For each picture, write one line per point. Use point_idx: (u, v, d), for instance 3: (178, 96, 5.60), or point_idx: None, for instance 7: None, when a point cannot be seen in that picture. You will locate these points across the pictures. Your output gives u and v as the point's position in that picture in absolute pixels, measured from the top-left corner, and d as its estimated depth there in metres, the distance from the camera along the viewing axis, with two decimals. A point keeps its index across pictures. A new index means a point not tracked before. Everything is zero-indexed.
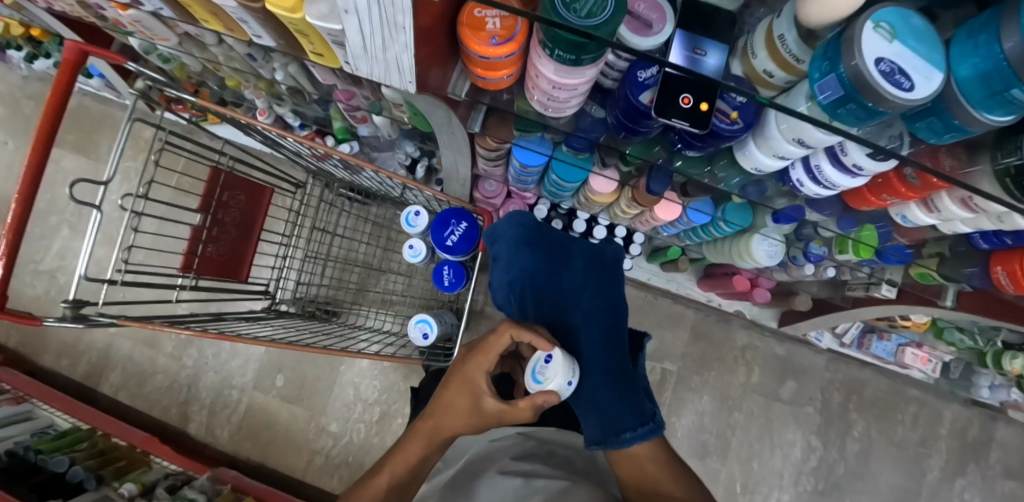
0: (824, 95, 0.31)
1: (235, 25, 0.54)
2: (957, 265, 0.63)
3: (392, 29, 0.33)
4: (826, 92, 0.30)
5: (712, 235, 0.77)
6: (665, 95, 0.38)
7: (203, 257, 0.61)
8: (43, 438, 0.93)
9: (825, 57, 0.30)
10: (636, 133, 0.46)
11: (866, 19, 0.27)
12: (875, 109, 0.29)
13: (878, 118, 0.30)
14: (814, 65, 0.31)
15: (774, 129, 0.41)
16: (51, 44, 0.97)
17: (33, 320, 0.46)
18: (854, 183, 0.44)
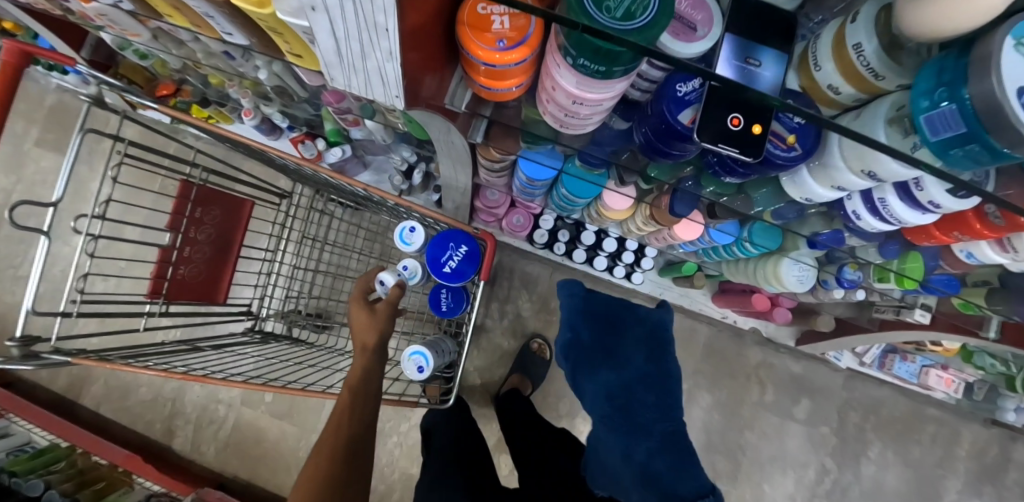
0: (937, 130, 0.24)
1: (203, 21, 0.47)
2: (1011, 301, 0.56)
3: (372, 32, 0.27)
4: (943, 127, 0.24)
5: (735, 255, 0.71)
6: (710, 111, 0.31)
7: (174, 280, 0.55)
8: (18, 457, 0.88)
9: (938, 82, 0.24)
10: (666, 156, 0.39)
11: (1006, 32, 0.20)
12: (1007, 153, 0.22)
13: (1007, 162, 0.23)
14: (923, 91, 0.24)
15: (836, 157, 0.34)
16: (19, 34, 0.90)
17: None
18: (924, 219, 0.37)
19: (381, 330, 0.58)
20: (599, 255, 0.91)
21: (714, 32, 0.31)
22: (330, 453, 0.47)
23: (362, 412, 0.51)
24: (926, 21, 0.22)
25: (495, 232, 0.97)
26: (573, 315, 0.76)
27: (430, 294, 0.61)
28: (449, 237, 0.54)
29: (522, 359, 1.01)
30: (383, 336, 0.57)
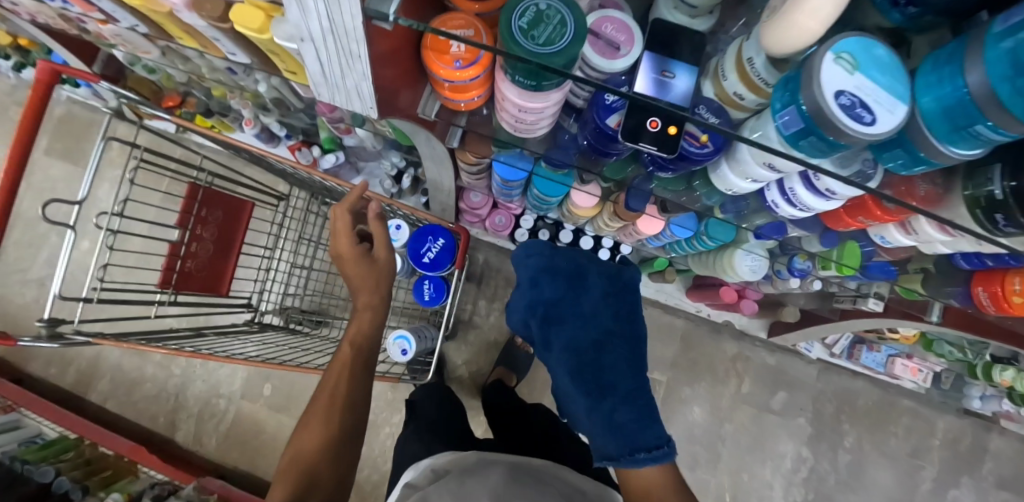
0: (788, 127, 0.31)
1: (210, 43, 0.54)
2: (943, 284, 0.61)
3: (348, 56, 0.34)
4: (788, 124, 0.30)
5: (696, 248, 0.77)
6: (632, 118, 0.39)
7: (181, 272, 0.61)
8: (29, 447, 0.93)
9: (785, 89, 0.30)
10: (608, 155, 0.46)
11: (827, 49, 0.26)
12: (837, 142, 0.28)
13: (839, 150, 0.29)
14: (777, 96, 0.31)
15: (745, 153, 0.40)
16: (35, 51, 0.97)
17: (8, 340, 0.49)
18: (829, 205, 0.43)
19: (377, 281, 0.60)
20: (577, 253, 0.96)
21: (635, 50, 0.37)
22: (323, 414, 0.50)
23: (357, 373, 0.54)
24: (777, 37, 0.28)
25: (479, 232, 1.03)
26: (540, 272, 0.69)
27: (414, 285, 0.68)
28: (429, 231, 0.61)
29: (507, 353, 1.06)
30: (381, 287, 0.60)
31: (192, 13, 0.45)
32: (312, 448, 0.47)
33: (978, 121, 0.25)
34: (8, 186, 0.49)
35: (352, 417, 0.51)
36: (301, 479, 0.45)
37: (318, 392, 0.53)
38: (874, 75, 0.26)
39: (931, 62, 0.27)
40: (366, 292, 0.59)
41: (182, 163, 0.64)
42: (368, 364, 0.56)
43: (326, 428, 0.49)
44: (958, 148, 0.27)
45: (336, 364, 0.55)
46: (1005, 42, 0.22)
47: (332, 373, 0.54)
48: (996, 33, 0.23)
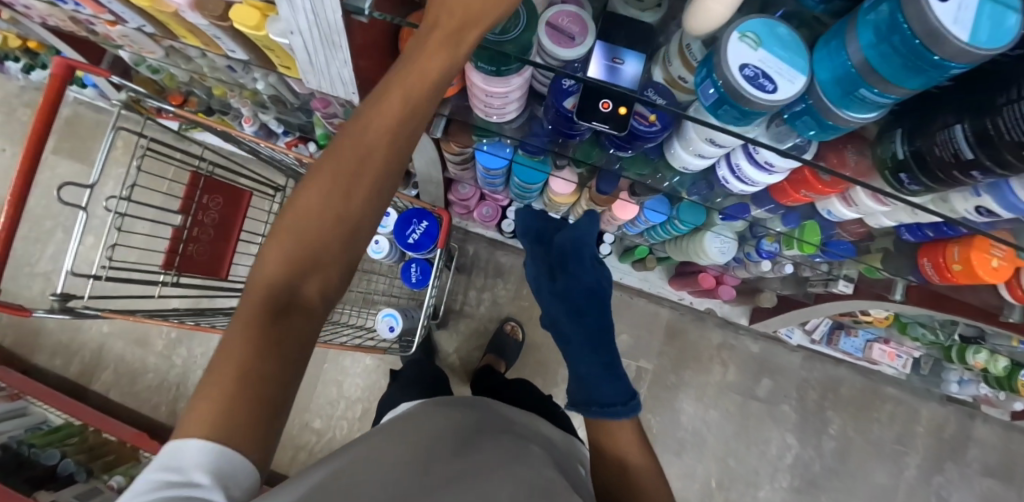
0: (707, 100, 0.37)
1: (211, 41, 0.59)
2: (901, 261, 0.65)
3: (331, 47, 0.38)
4: (707, 95, 0.36)
5: (671, 233, 0.81)
6: (586, 100, 0.44)
7: (184, 255, 0.66)
8: (36, 433, 0.97)
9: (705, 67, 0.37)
10: (571, 136, 0.51)
11: (732, 30, 0.33)
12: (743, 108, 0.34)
13: (748, 117, 0.36)
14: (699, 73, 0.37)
15: (691, 132, 0.45)
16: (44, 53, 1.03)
17: (23, 311, 0.55)
18: (772, 178, 0.48)
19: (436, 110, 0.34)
20: None
21: (586, 40, 0.40)
22: (332, 189, 0.30)
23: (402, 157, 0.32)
24: (697, 24, 0.34)
25: (468, 223, 1.07)
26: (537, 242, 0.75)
27: (402, 267, 0.72)
28: (414, 215, 0.65)
29: (497, 341, 1.10)
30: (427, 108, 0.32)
31: (196, 13, 0.50)
32: (343, 223, 0.31)
33: (860, 85, 0.31)
34: (26, 171, 0.56)
35: (361, 243, 0.33)
36: (303, 244, 0.30)
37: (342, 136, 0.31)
38: (775, 51, 0.33)
39: (821, 42, 0.33)
40: (325, 162, 0.31)
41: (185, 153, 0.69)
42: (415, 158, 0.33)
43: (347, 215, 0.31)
44: (851, 112, 0.34)
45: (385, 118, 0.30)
46: (872, 14, 0.28)
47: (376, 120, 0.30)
48: (866, 10, 0.29)
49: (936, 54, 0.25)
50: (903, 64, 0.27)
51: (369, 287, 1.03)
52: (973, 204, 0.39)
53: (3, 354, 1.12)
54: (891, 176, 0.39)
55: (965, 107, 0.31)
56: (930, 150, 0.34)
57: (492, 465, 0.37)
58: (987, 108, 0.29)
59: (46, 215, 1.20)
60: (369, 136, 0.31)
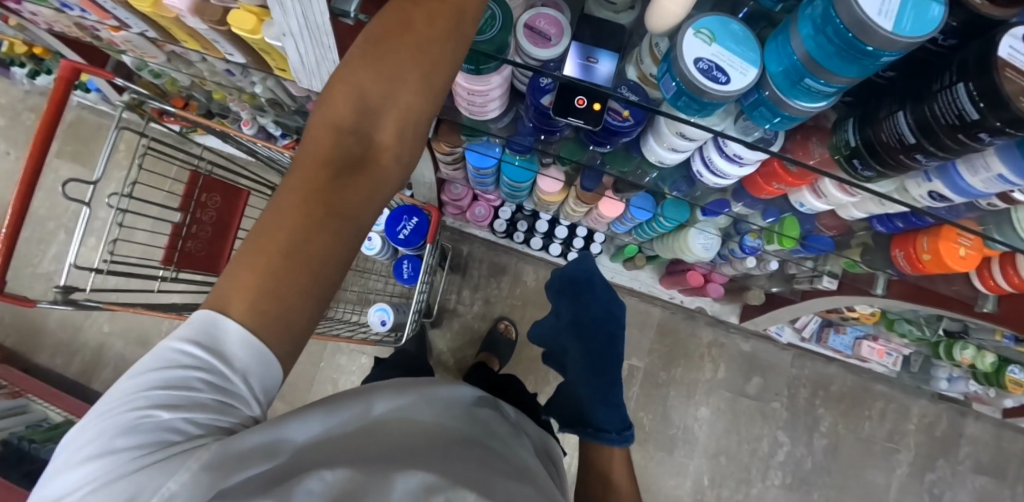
0: (667, 92, 0.39)
1: (210, 45, 0.61)
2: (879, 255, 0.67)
3: (321, 48, 0.40)
4: (667, 88, 0.39)
5: (657, 230, 0.84)
6: (562, 97, 0.46)
7: (183, 251, 0.68)
8: (36, 429, 0.99)
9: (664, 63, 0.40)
10: (552, 133, 0.53)
11: (688, 26, 0.36)
12: (702, 99, 0.37)
13: (705, 108, 0.38)
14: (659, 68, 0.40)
15: (663, 127, 0.48)
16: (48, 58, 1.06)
17: (29, 302, 0.58)
18: (743, 171, 0.51)
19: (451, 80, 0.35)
20: (553, 242, 1.03)
21: (561, 41, 0.43)
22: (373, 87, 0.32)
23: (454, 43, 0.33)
24: (655, 22, 0.37)
25: (462, 223, 1.09)
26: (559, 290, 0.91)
27: (394, 264, 0.74)
28: (404, 212, 0.67)
29: (491, 339, 1.12)
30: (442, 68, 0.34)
31: (195, 18, 0.53)
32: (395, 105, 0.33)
33: (806, 76, 0.35)
34: (31, 170, 0.58)
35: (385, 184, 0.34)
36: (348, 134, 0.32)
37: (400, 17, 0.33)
38: (727, 46, 0.36)
39: (769, 40, 0.37)
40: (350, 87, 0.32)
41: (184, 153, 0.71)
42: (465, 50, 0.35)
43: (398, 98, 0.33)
44: (802, 102, 0.37)
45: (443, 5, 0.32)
46: (810, 9, 0.33)
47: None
48: (805, 10, 0.33)
49: (868, 45, 0.29)
50: (837, 51, 0.31)
51: (366, 287, 1.05)
52: (926, 189, 0.43)
53: (6, 353, 1.14)
54: (845, 163, 0.43)
55: (905, 97, 0.36)
56: (878, 136, 0.38)
57: (483, 458, 0.36)
58: (924, 96, 0.34)
59: (49, 217, 1.22)
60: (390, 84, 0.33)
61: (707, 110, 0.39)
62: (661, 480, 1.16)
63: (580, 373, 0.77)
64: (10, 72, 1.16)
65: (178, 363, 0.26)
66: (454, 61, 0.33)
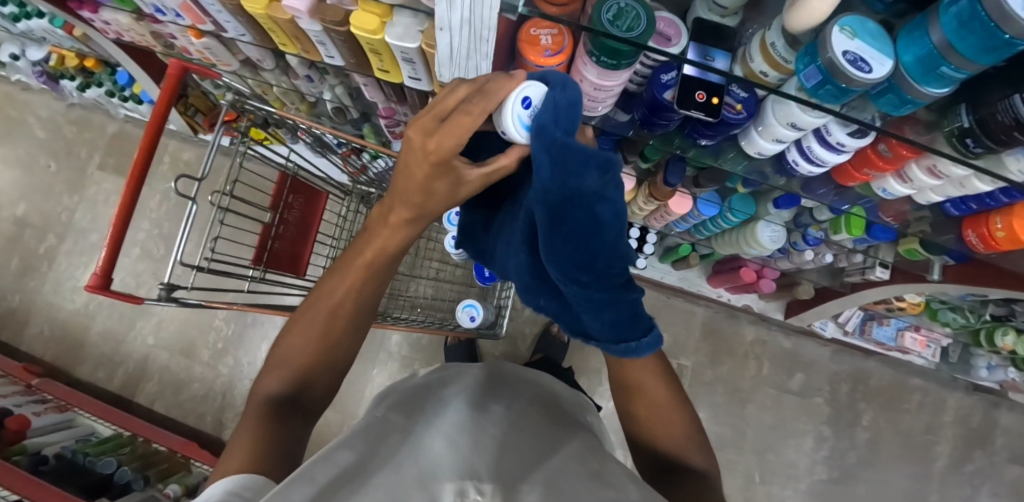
0: (809, 82, 0.44)
1: (312, 47, 0.63)
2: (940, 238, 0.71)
3: (476, 41, 0.42)
4: (810, 78, 0.44)
5: (721, 227, 0.87)
6: (683, 90, 0.49)
7: (271, 251, 0.69)
8: (87, 442, 0.97)
9: (805, 56, 0.44)
10: (657, 126, 0.57)
11: (834, 25, 0.40)
12: (848, 87, 0.42)
13: (845, 93, 0.43)
14: (801, 60, 0.44)
15: (772, 118, 0.53)
16: (99, 70, 1.07)
17: (136, 299, 0.57)
18: (840, 158, 0.56)
19: (360, 305, 0.49)
20: None
21: (680, 41, 0.48)
22: (281, 356, 0.47)
23: (367, 297, 0.49)
24: (795, 22, 0.42)
25: None
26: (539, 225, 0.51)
27: (475, 263, 0.77)
28: None
29: (541, 340, 1.12)
30: (338, 307, 0.47)
31: (312, 19, 0.55)
32: (304, 343, 0.47)
33: (941, 63, 0.39)
34: (139, 169, 0.57)
35: (314, 388, 0.47)
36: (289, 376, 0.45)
37: (314, 299, 0.48)
38: (866, 41, 0.41)
39: (902, 36, 0.42)
40: (278, 358, 0.47)
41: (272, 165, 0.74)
42: (369, 304, 0.50)
43: (320, 313, 0.47)
44: (932, 88, 0.41)
45: (345, 285, 0.47)
46: (952, 6, 0.36)
47: (338, 285, 0.47)
48: (945, 5, 0.37)
49: (1006, 34, 0.32)
50: (978, 42, 0.35)
51: (416, 293, 1.04)
52: None
53: (47, 367, 1.14)
54: (958, 142, 0.47)
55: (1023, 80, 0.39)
56: (992, 116, 0.42)
57: (501, 450, 0.32)
58: None
59: (91, 230, 1.23)
60: (296, 346, 0.47)
61: (845, 96, 0.43)
62: None
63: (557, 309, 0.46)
64: (59, 86, 1.18)
65: (229, 493, 0.30)
66: (348, 292, 0.48)
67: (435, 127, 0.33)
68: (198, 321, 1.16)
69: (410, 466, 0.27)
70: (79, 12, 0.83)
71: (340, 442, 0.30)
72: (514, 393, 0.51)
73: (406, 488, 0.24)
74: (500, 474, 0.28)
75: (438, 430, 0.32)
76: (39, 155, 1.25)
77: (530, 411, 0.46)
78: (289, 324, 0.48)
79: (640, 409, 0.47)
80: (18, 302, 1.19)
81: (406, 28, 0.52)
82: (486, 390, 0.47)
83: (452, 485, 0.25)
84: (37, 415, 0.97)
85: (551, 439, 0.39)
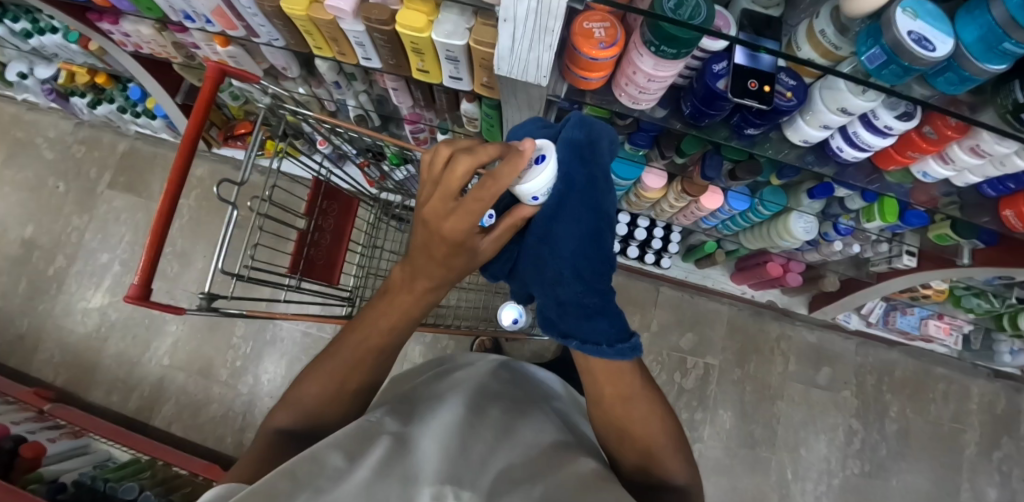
0: (872, 63, 0.45)
1: (348, 49, 0.63)
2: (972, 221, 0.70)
3: (541, 32, 0.42)
4: (873, 60, 0.44)
5: (751, 221, 0.87)
6: (737, 79, 0.49)
7: (307, 259, 0.67)
8: (105, 468, 0.93)
9: (866, 39, 0.45)
10: (705, 117, 0.57)
11: (895, 7, 0.42)
12: (911, 66, 0.43)
13: (908, 72, 0.44)
14: (862, 42, 0.45)
15: (820, 104, 0.53)
16: (111, 86, 1.06)
17: (179, 309, 0.55)
18: (885, 142, 0.56)
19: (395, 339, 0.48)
20: (631, 245, 1.02)
21: (731, 32, 0.48)
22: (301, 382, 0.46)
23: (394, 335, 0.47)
24: (852, 8, 0.44)
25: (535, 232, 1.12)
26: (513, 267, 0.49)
27: None
28: None
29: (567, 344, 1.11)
30: (377, 340, 0.46)
31: (355, 19, 0.55)
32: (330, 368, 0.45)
33: (1003, 39, 0.39)
34: (177, 173, 0.55)
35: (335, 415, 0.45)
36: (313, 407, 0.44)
37: (330, 352, 0.47)
38: (928, 21, 0.42)
39: (959, 18, 0.43)
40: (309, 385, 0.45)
41: (282, 207, 0.68)
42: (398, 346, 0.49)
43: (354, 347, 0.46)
44: (993, 65, 0.41)
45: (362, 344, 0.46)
46: None
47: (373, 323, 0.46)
48: None
49: None
50: None
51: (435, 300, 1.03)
52: None
53: (58, 393, 1.10)
54: (1012, 118, 0.46)
55: None
56: None
57: (482, 460, 0.33)
58: None
59: (102, 249, 1.20)
60: (323, 373, 0.45)
61: (908, 75, 0.44)
62: (741, 477, 1.15)
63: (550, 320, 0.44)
64: (68, 104, 1.16)
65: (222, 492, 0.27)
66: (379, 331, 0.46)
67: (447, 210, 0.35)
68: (216, 339, 1.13)
69: (398, 465, 0.29)
70: (97, 25, 0.82)
71: (330, 441, 0.31)
72: (513, 396, 0.53)
73: (389, 486, 0.25)
74: (484, 482, 0.29)
75: (429, 436, 0.35)
76: (48, 177, 1.23)
77: (531, 420, 0.47)
78: (307, 369, 0.47)
79: (619, 421, 0.45)
80: (27, 327, 1.15)
81: (454, 25, 0.52)
82: (482, 392, 0.49)
83: (430, 489, 0.26)
84: (51, 442, 0.93)
85: (548, 448, 0.40)
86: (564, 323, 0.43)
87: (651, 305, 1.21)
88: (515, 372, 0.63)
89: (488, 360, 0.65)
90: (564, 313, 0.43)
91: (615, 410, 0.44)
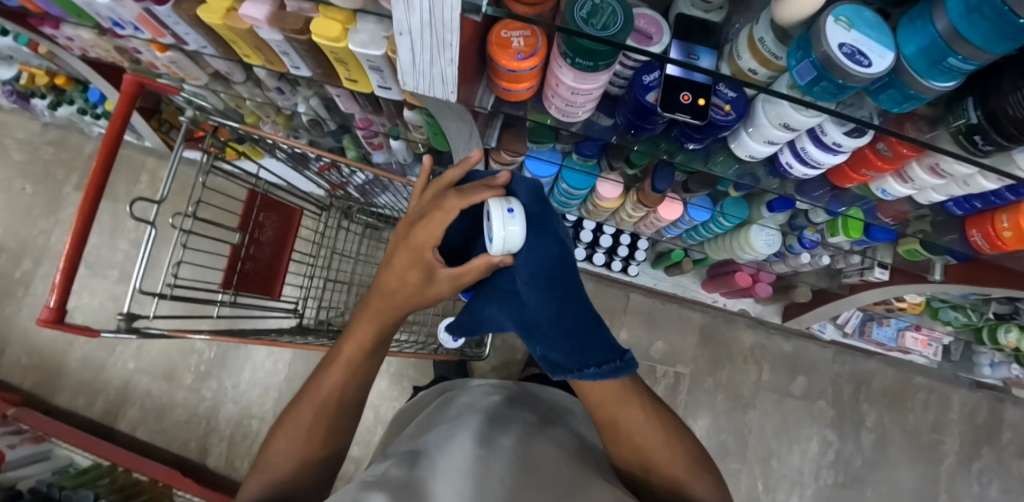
0: (803, 78, 0.41)
1: (275, 57, 0.60)
2: (940, 236, 0.66)
3: (440, 46, 0.39)
4: (805, 74, 0.41)
5: (714, 232, 0.84)
6: (667, 92, 0.46)
7: (241, 273, 0.65)
8: (64, 474, 0.93)
9: (799, 48, 0.41)
10: (643, 130, 0.54)
11: (828, 15, 0.38)
12: (845, 83, 0.39)
13: (845, 89, 0.40)
14: (793, 54, 0.41)
15: (762, 118, 0.50)
16: (70, 88, 1.04)
17: (91, 332, 0.54)
18: (835, 160, 0.53)
19: (365, 374, 0.48)
20: (597, 252, 1.00)
21: (661, 39, 0.44)
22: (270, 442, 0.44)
23: (362, 369, 0.47)
24: (784, 14, 0.40)
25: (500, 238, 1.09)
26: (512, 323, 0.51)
27: None
28: None
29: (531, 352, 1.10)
30: (350, 375, 0.46)
31: (272, 28, 0.52)
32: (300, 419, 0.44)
33: (947, 54, 0.35)
34: (92, 191, 0.53)
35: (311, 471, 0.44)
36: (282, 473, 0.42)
37: (298, 402, 0.46)
38: (864, 32, 0.38)
39: (901, 27, 0.39)
40: (280, 439, 0.44)
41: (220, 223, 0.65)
42: (365, 383, 0.48)
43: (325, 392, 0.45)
44: (937, 81, 0.38)
45: (329, 386, 0.45)
46: None
47: (336, 368, 0.46)
48: None
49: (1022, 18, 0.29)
50: (989, 27, 0.31)
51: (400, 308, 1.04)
52: None
53: (25, 397, 1.10)
54: (966, 140, 0.42)
55: None
56: (1003, 110, 0.37)
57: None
58: None
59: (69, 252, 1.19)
60: (294, 428, 0.44)
61: (846, 92, 0.41)
62: None
63: (557, 355, 0.45)
64: (30, 105, 1.14)
65: None
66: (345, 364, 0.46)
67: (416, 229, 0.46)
68: (180, 344, 1.13)
69: None
70: (40, 29, 0.79)
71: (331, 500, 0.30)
72: (527, 418, 0.51)
73: None
74: None
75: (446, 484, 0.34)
76: (17, 178, 1.22)
77: (544, 440, 0.46)
78: (275, 428, 0.45)
79: (637, 451, 0.45)
80: None
81: (370, 34, 0.49)
82: (491, 418, 0.48)
83: None
84: (11, 447, 0.94)
85: (561, 475, 0.39)
86: (572, 361, 0.43)
87: (621, 313, 1.19)
88: (528, 396, 0.62)
89: (499, 386, 0.64)
90: (570, 348, 0.44)
91: (632, 441, 0.45)
